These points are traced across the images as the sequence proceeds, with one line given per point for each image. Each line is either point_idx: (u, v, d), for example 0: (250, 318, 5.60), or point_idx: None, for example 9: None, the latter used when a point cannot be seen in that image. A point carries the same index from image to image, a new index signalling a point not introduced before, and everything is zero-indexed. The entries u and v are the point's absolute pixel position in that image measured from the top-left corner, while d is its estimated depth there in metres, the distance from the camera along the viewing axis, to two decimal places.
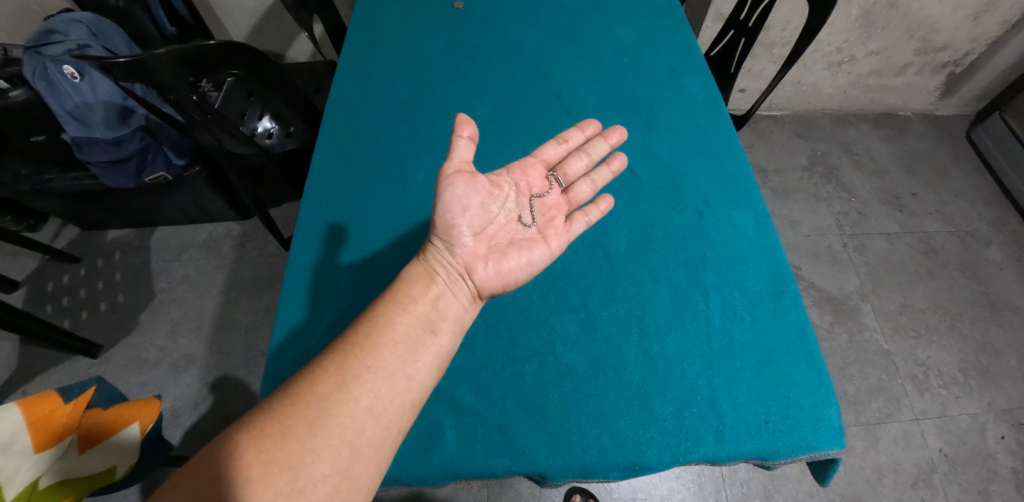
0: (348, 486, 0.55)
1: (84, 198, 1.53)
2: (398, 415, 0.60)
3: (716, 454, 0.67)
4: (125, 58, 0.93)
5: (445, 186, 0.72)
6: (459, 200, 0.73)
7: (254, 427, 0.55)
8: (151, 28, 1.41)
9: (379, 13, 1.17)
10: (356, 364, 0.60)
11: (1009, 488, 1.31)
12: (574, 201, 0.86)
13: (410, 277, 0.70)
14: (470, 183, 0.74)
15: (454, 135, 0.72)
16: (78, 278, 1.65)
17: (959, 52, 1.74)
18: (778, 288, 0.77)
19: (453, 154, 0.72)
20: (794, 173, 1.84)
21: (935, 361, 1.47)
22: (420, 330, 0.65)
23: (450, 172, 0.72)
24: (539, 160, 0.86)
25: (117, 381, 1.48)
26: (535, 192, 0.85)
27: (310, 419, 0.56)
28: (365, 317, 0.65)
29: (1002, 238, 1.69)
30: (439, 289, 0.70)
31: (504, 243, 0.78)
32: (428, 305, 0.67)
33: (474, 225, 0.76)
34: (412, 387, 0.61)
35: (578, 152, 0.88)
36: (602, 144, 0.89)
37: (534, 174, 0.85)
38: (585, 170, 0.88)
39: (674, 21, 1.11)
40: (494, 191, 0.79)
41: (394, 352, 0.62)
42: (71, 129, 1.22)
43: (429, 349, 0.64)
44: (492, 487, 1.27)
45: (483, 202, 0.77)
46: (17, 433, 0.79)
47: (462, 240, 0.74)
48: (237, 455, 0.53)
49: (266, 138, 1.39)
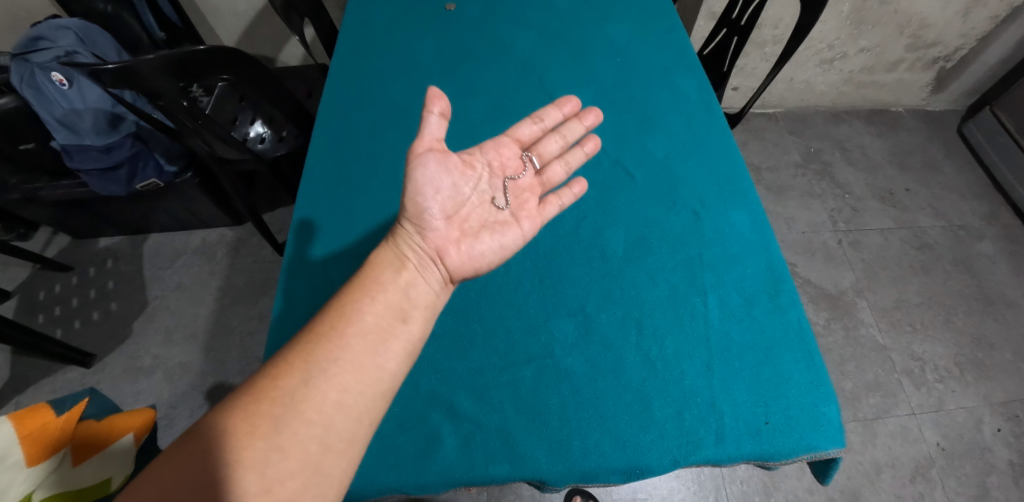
0: (318, 480, 0.54)
1: (75, 206, 1.51)
2: (369, 406, 0.59)
3: (717, 456, 0.66)
4: (114, 64, 0.92)
5: (417, 165, 0.71)
6: (430, 182, 0.72)
7: (219, 427, 0.54)
8: (140, 33, 1.39)
9: (371, 16, 1.16)
10: (323, 357, 0.59)
11: (1007, 481, 1.31)
12: (549, 182, 0.86)
13: (379, 260, 0.69)
14: (442, 162, 0.73)
15: (425, 111, 0.69)
16: (70, 286, 1.63)
17: (949, 48, 1.75)
18: (776, 287, 0.77)
19: (424, 131, 0.70)
20: (788, 170, 1.84)
21: (931, 355, 1.48)
22: (390, 318, 0.64)
23: (422, 150, 0.71)
24: (514, 139, 0.85)
25: (112, 390, 1.46)
26: (509, 174, 0.84)
27: (275, 418, 0.55)
28: (330, 306, 0.63)
29: (994, 232, 1.70)
30: (410, 275, 0.68)
31: (476, 226, 0.77)
32: (398, 290, 0.66)
33: (443, 199, 0.74)
34: (383, 378, 0.60)
35: (552, 133, 0.88)
36: (577, 126, 0.89)
37: (508, 153, 0.85)
38: (560, 152, 0.88)
39: (666, 21, 1.11)
40: (466, 171, 0.77)
41: (364, 343, 0.61)
42: (60, 137, 1.20)
43: (400, 337, 0.63)
44: (492, 490, 1.27)
45: (455, 183, 0.75)
46: (11, 447, 0.79)
47: (435, 220, 0.73)
48: (206, 456, 0.52)
49: (257, 142, 1.37)
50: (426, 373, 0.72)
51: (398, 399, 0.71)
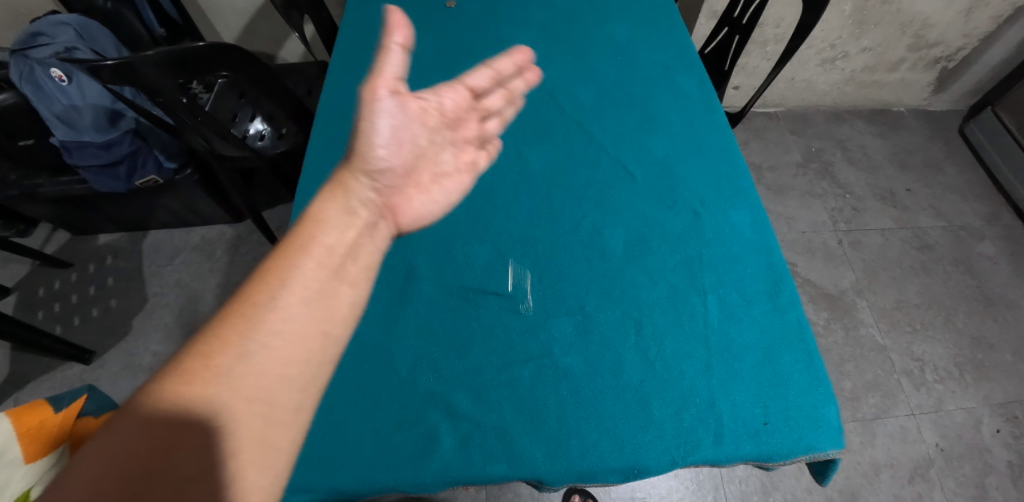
0: (266, 454, 0.53)
1: (74, 203, 1.51)
2: (315, 374, 0.59)
3: (716, 457, 0.66)
4: (114, 60, 0.91)
5: (368, 110, 0.76)
6: (387, 117, 0.77)
7: (143, 417, 0.49)
8: (140, 30, 1.38)
9: (371, 14, 1.16)
10: (260, 329, 0.57)
11: (1006, 482, 1.31)
12: (487, 133, 0.93)
13: (318, 219, 0.67)
14: (397, 101, 0.79)
15: (386, 42, 0.74)
16: (70, 283, 1.63)
17: (952, 48, 1.75)
18: (776, 288, 0.77)
19: (385, 65, 0.75)
20: (789, 169, 1.84)
21: (930, 356, 1.48)
22: (332, 281, 0.63)
23: (381, 87, 0.76)
24: (464, 85, 0.92)
25: (111, 387, 1.46)
26: (455, 122, 0.89)
27: (212, 397, 0.52)
28: (265, 269, 0.61)
29: (995, 232, 1.70)
30: (354, 234, 0.68)
31: (428, 177, 0.83)
32: (342, 249, 0.66)
33: (391, 136, 0.78)
34: (328, 343, 0.60)
35: (496, 87, 0.95)
36: (519, 82, 0.98)
37: (454, 97, 0.91)
38: (501, 107, 0.95)
39: (667, 20, 1.11)
40: (421, 115, 0.84)
41: (305, 310, 0.59)
42: (59, 133, 1.20)
43: (342, 301, 0.63)
44: (490, 488, 1.29)
45: (411, 123, 0.82)
46: (9, 444, 0.78)
47: (384, 167, 0.77)
48: (127, 444, 0.48)
49: (257, 139, 1.37)
50: (424, 372, 0.72)
51: (397, 398, 0.71)
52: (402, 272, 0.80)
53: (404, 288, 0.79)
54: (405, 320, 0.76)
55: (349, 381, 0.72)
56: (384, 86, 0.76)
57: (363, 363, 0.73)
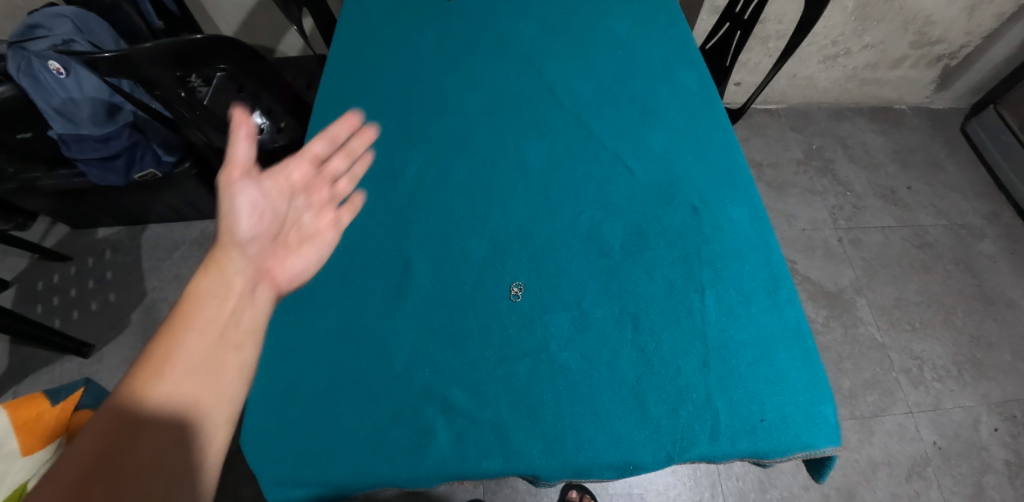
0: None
1: (73, 196, 1.50)
2: (213, 432, 0.60)
3: (712, 453, 0.66)
4: (112, 52, 0.91)
5: (229, 193, 0.74)
6: (244, 205, 0.76)
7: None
8: (139, 22, 1.35)
9: (370, 7, 1.15)
10: (154, 399, 0.58)
11: (1003, 481, 1.31)
12: (340, 194, 0.87)
13: (197, 291, 0.68)
14: (252, 185, 0.77)
15: (232, 135, 0.73)
16: (69, 277, 1.63)
17: (954, 45, 1.73)
18: (775, 285, 0.76)
19: (233, 156, 0.74)
20: (789, 167, 1.83)
21: (929, 354, 1.48)
22: (219, 349, 0.65)
23: (233, 179, 0.74)
24: (304, 156, 0.87)
25: (110, 380, 1.47)
26: (305, 190, 0.85)
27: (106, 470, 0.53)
28: (156, 340, 0.62)
29: (996, 231, 1.69)
30: (234, 302, 0.70)
31: (297, 241, 0.81)
32: (222, 319, 0.67)
33: (253, 216, 0.77)
34: (223, 402, 0.62)
35: (338, 152, 0.89)
36: (359, 140, 0.92)
37: (296, 168, 0.86)
38: (346, 167, 0.89)
39: (668, 14, 1.10)
40: (277, 193, 0.81)
41: (196, 376, 0.61)
42: (58, 126, 1.20)
43: (230, 364, 0.65)
44: (487, 484, 1.29)
45: (269, 200, 0.80)
46: (6, 437, 0.79)
47: (251, 238, 0.76)
48: None
49: (256, 133, 1.33)
50: (421, 366, 0.72)
51: (392, 392, 0.70)
52: (399, 267, 0.80)
53: (401, 283, 0.79)
54: (402, 315, 0.76)
55: (345, 376, 0.72)
56: (239, 170, 0.75)
57: (360, 357, 0.73)
